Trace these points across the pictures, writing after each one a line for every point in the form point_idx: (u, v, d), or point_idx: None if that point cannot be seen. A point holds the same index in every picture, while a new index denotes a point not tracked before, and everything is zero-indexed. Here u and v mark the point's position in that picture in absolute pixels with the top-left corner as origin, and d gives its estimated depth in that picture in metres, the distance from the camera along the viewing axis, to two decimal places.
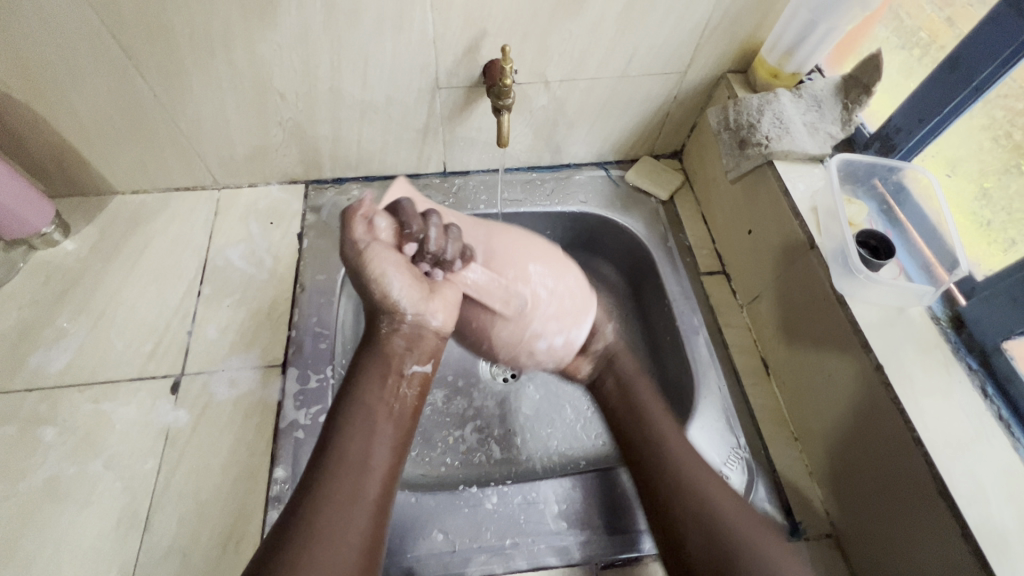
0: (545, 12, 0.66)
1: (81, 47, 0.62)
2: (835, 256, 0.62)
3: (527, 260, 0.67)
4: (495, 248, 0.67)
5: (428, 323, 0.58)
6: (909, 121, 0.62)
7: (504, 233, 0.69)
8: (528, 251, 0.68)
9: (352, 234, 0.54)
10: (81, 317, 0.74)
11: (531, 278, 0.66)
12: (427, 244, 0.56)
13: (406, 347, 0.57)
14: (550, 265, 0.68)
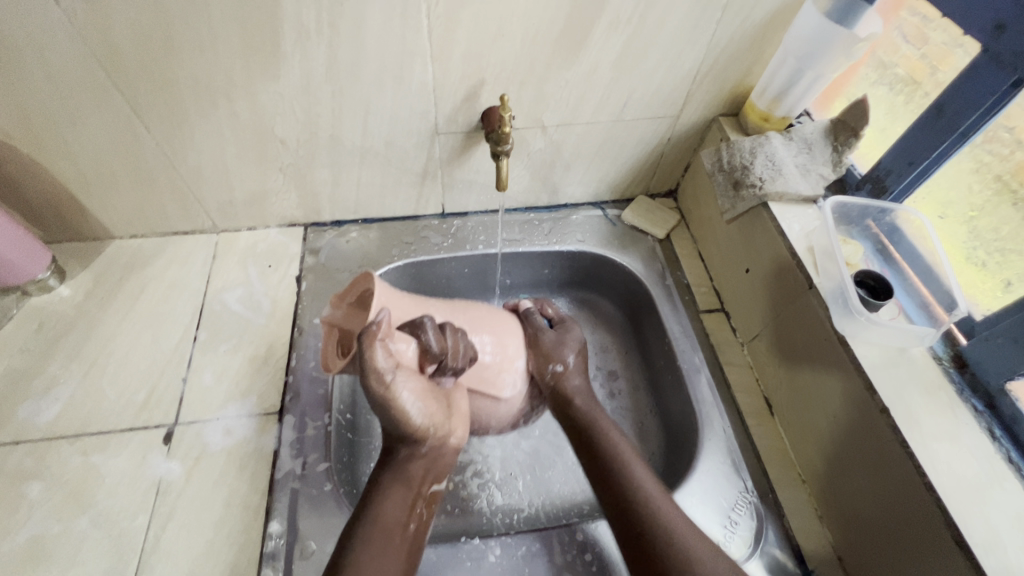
0: (541, 61, 0.68)
1: (85, 99, 0.63)
2: (834, 297, 0.62)
3: (506, 334, 0.69)
4: (475, 324, 0.66)
5: (450, 441, 0.58)
6: (898, 164, 0.63)
7: (473, 307, 0.69)
8: (503, 322, 0.70)
9: (375, 361, 0.49)
10: (73, 365, 0.73)
11: (515, 351, 0.68)
12: (447, 361, 0.56)
13: (426, 470, 0.57)
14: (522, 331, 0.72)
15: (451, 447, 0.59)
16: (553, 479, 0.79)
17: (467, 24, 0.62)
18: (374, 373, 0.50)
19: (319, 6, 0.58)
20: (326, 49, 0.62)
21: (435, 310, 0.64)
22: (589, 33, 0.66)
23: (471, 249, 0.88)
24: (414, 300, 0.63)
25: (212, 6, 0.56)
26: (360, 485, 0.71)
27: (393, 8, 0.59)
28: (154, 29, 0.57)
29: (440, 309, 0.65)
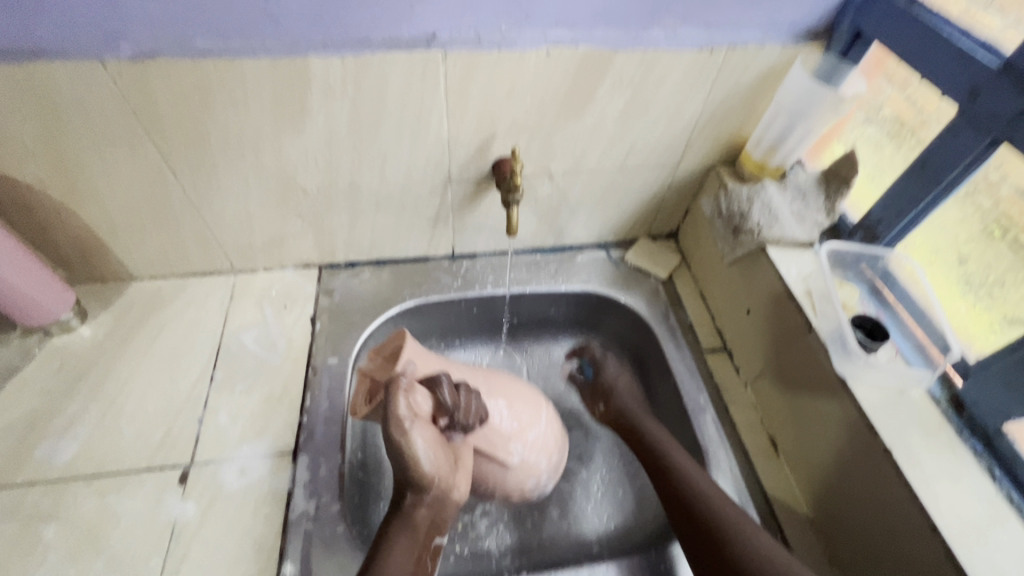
0: (550, 116, 0.73)
1: (122, 152, 0.67)
2: (834, 339, 0.65)
3: (523, 400, 0.71)
4: (495, 385, 0.70)
5: (452, 494, 0.56)
6: (888, 214, 0.67)
7: (495, 373, 0.73)
8: (523, 390, 0.73)
9: (395, 409, 0.53)
10: (92, 405, 0.74)
11: (530, 418, 0.70)
12: (458, 417, 0.59)
13: (430, 522, 0.55)
14: (537, 400, 0.74)
15: (452, 502, 0.56)
16: (562, 519, 0.80)
17: (481, 84, 0.67)
18: (393, 418, 0.53)
19: (346, 68, 0.62)
20: (349, 106, 0.66)
21: (457, 372, 0.68)
22: (595, 91, 0.71)
23: (480, 290, 0.91)
24: (438, 361, 0.67)
25: (247, 70, 0.61)
26: (371, 527, 0.73)
27: (414, 70, 0.64)
28: (192, 89, 0.62)
29: (463, 370, 0.69)
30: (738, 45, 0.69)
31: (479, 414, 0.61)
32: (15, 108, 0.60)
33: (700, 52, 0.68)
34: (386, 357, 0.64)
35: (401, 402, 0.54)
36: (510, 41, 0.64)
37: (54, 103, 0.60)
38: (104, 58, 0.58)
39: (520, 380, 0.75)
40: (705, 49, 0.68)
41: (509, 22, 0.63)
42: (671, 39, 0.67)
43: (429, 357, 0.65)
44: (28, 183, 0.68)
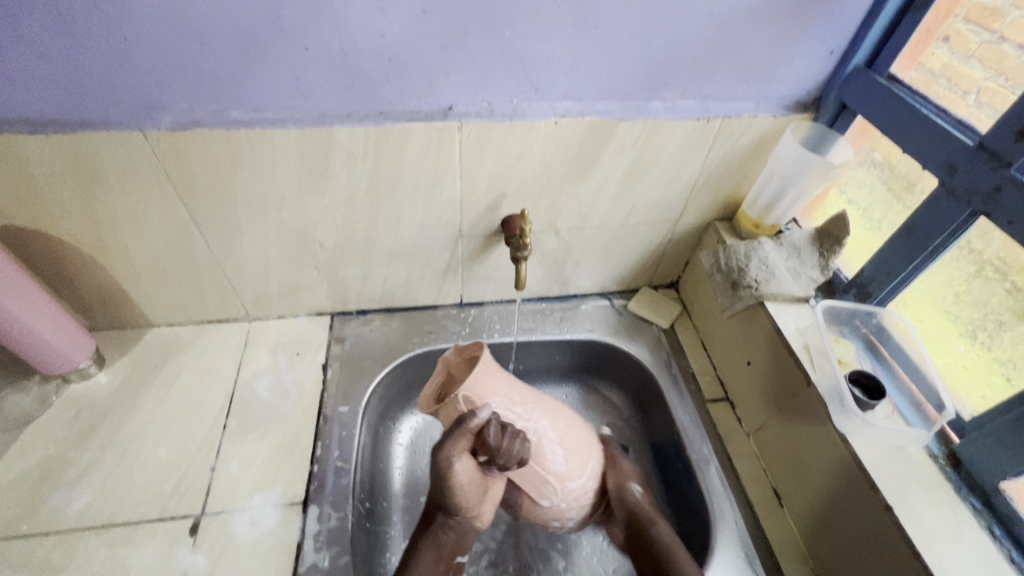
0: (556, 178, 0.77)
1: (152, 211, 0.71)
2: (831, 395, 0.67)
3: (574, 444, 0.71)
4: (550, 426, 0.70)
5: (475, 522, 0.69)
6: (879, 274, 0.71)
7: (557, 412, 0.72)
8: (576, 435, 0.72)
9: (447, 441, 0.62)
10: (106, 453, 0.75)
11: (575, 467, 0.70)
12: (498, 460, 0.63)
13: (455, 539, 0.71)
14: (586, 446, 0.74)
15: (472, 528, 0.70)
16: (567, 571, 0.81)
17: (493, 150, 0.72)
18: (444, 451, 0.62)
19: (368, 136, 0.67)
20: (369, 169, 0.71)
21: (522, 406, 0.69)
22: (599, 156, 0.75)
23: (488, 338, 0.94)
24: (507, 389, 0.70)
25: (276, 138, 0.65)
26: None
27: (430, 138, 0.68)
28: (224, 155, 0.66)
29: (526, 404, 0.70)
30: (732, 116, 0.74)
31: (521, 460, 0.64)
32: (58, 172, 0.64)
33: (698, 122, 0.73)
34: (460, 372, 0.77)
35: (449, 440, 0.62)
36: (521, 112, 0.69)
37: (94, 166, 0.65)
38: (145, 128, 0.62)
39: (580, 424, 0.75)
40: (702, 119, 0.73)
41: (520, 97, 0.68)
42: (670, 110, 0.73)
43: (500, 383, 0.70)
44: (61, 238, 0.72)
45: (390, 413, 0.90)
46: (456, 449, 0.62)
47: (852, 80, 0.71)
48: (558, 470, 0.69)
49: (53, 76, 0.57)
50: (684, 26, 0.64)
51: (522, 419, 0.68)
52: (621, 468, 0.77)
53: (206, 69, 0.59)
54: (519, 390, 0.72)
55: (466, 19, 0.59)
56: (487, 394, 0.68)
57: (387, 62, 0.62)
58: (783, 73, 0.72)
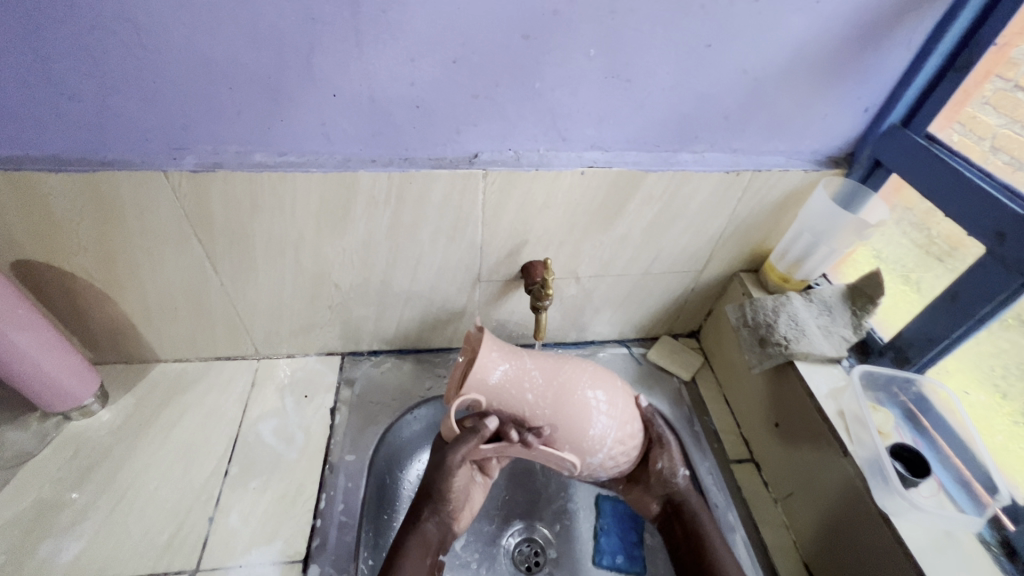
0: (580, 226, 0.75)
1: (168, 249, 0.69)
2: (871, 468, 0.63)
3: (593, 423, 0.68)
4: (564, 408, 0.66)
5: (456, 524, 0.71)
6: (919, 338, 0.67)
7: (574, 388, 0.67)
8: (597, 411, 0.68)
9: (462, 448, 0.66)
10: (102, 498, 0.72)
11: (595, 442, 0.68)
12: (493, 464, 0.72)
13: (438, 536, 0.69)
14: (610, 419, 0.69)
15: (453, 533, 0.72)
16: None
17: (518, 198, 0.70)
18: (454, 456, 0.66)
19: (391, 181, 0.66)
20: (391, 213, 0.69)
21: (530, 385, 0.66)
22: (624, 206, 0.74)
23: None
24: (517, 364, 0.66)
25: (299, 181, 0.64)
26: None
27: (454, 185, 0.67)
28: (245, 197, 0.65)
29: (537, 385, 0.66)
30: (763, 169, 0.72)
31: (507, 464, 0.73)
32: (76, 208, 0.64)
33: (727, 174, 0.72)
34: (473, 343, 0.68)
35: (465, 445, 0.66)
36: (547, 161, 0.68)
37: (113, 203, 0.64)
38: (165, 168, 0.61)
39: (606, 386, 0.70)
40: (732, 171, 0.71)
41: (547, 145, 0.67)
42: (699, 162, 0.71)
43: (509, 365, 0.66)
44: (73, 272, 0.70)
45: (397, 462, 0.86)
46: (465, 454, 0.66)
47: (887, 137, 0.70)
48: (576, 446, 0.68)
49: (79, 115, 0.57)
50: (717, 82, 0.63)
51: (531, 407, 0.67)
52: (669, 451, 0.74)
53: (232, 113, 0.59)
54: (533, 365, 0.67)
55: (497, 70, 0.59)
56: (492, 374, 0.65)
57: (415, 109, 0.61)
58: (816, 128, 0.71)
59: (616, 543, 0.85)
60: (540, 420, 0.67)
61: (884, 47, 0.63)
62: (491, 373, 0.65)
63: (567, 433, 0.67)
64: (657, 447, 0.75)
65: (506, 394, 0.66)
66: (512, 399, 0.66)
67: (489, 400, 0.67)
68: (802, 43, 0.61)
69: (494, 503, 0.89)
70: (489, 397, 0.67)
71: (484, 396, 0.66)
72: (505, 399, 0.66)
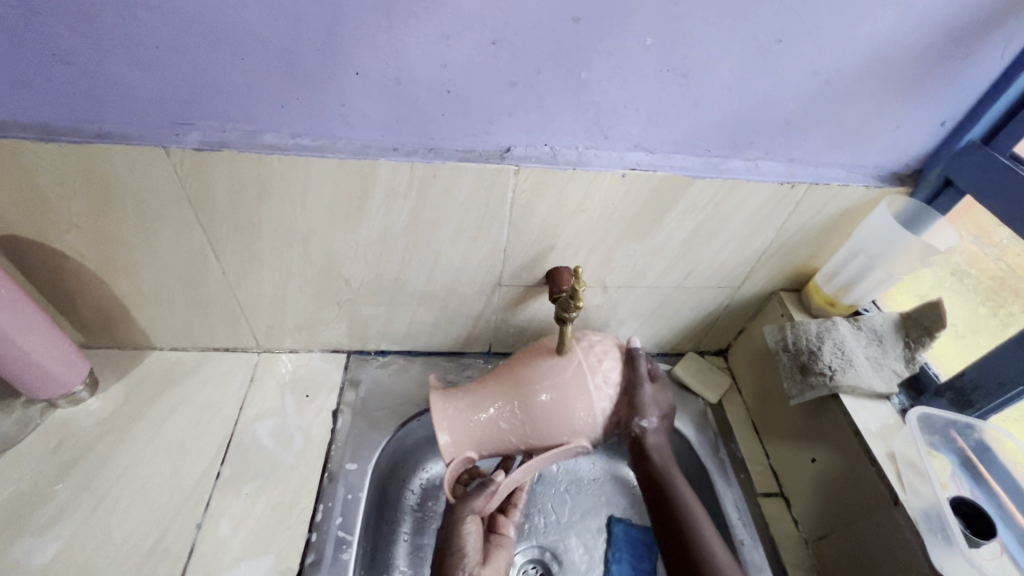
0: (614, 233, 0.69)
1: (166, 231, 0.64)
2: (928, 522, 0.59)
3: (566, 408, 0.64)
4: (537, 420, 0.65)
5: None
6: (987, 381, 0.63)
7: (531, 395, 0.65)
8: (561, 391, 0.64)
9: (472, 501, 0.69)
10: (83, 496, 0.67)
11: (586, 417, 0.65)
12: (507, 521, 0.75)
13: None
14: (582, 387, 0.65)
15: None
16: None
17: (550, 198, 0.64)
18: (467, 507, 0.69)
19: (413, 173, 0.60)
20: (410, 208, 0.63)
21: (494, 408, 0.67)
22: (665, 214, 0.67)
23: None
24: (473, 400, 0.68)
25: (312, 167, 0.58)
26: None
27: (482, 181, 0.61)
28: (251, 182, 0.59)
29: (502, 413, 0.66)
30: (821, 182, 0.66)
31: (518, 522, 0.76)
32: (67, 182, 0.58)
33: (781, 186, 0.65)
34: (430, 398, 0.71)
35: (473, 498, 0.69)
36: (586, 160, 0.61)
37: (108, 180, 0.58)
38: (167, 145, 0.56)
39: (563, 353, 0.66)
40: (787, 183, 0.65)
41: (587, 143, 0.61)
42: (752, 170, 0.64)
43: (469, 409, 0.67)
44: (63, 252, 0.65)
45: (399, 471, 0.80)
46: (478, 506, 0.69)
47: (964, 155, 0.63)
48: (572, 434, 0.65)
49: (73, 81, 0.51)
50: (782, 83, 0.57)
51: (512, 428, 0.66)
52: (638, 400, 0.69)
53: (243, 88, 0.53)
54: (489, 393, 0.68)
55: (540, 54, 0.52)
56: (448, 421, 0.67)
57: (445, 94, 0.55)
58: (884, 142, 0.64)
59: (628, 572, 0.80)
60: (534, 441, 0.67)
61: (973, 55, 0.56)
62: (454, 433, 0.67)
63: (556, 433, 0.65)
64: (627, 397, 0.69)
65: (483, 432, 0.67)
66: (495, 438, 0.67)
67: (478, 448, 0.68)
68: (884, 45, 0.54)
69: None
70: (476, 446, 0.68)
71: (473, 450, 0.68)
72: (486, 435, 0.67)
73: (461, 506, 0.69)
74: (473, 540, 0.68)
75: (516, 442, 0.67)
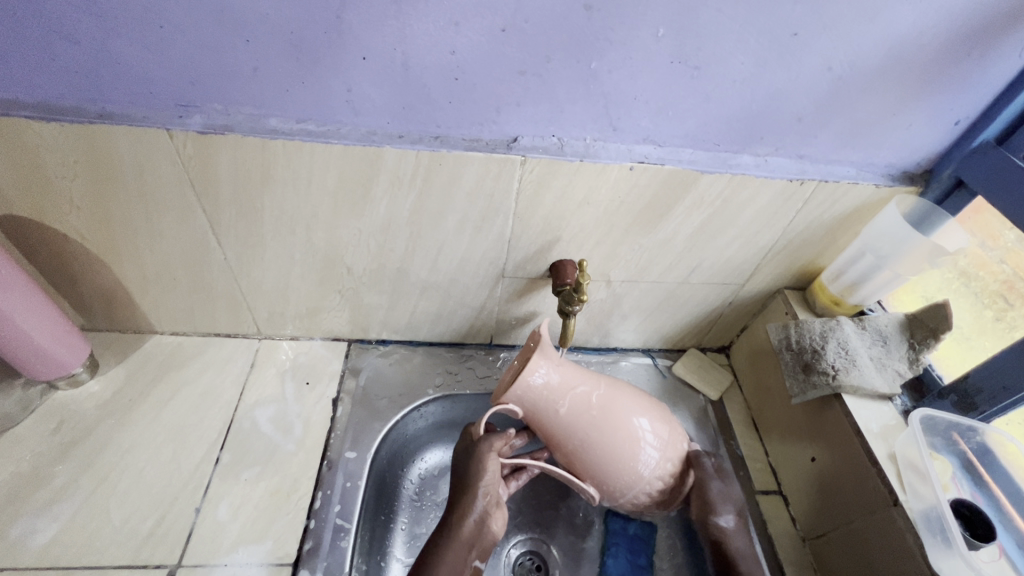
0: (620, 226, 0.68)
1: (169, 216, 0.63)
2: (926, 523, 0.59)
3: (631, 445, 0.63)
4: (604, 424, 0.63)
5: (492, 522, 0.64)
6: (990, 384, 0.63)
7: (618, 409, 0.64)
8: (636, 430, 0.64)
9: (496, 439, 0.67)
10: (83, 478, 0.68)
11: (634, 476, 0.64)
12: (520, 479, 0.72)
13: (473, 537, 0.63)
14: (653, 446, 0.65)
15: (490, 534, 0.64)
16: None
17: (556, 190, 0.63)
18: (490, 444, 0.66)
19: (419, 161, 0.59)
20: (415, 196, 0.63)
21: (574, 398, 0.62)
22: (671, 209, 0.66)
23: None
24: (567, 376, 0.63)
25: (316, 153, 0.58)
26: None
27: (489, 171, 0.60)
28: (255, 167, 0.59)
29: (582, 398, 0.62)
30: (831, 180, 0.65)
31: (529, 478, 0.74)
32: (69, 163, 0.57)
33: (790, 183, 0.64)
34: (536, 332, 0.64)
35: (497, 436, 0.68)
36: (594, 152, 0.61)
37: (110, 162, 0.57)
38: (170, 126, 0.55)
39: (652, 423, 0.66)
40: (796, 180, 0.64)
41: (595, 135, 0.60)
42: (762, 167, 0.64)
43: (564, 378, 0.62)
44: (65, 233, 0.65)
45: (398, 460, 0.81)
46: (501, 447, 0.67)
47: (977, 156, 0.63)
48: (596, 479, 0.65)
49: (76, 59, 0.50)
50: (796, 78, 0.56)
51: (573, 419, 0.62)
52: (727, 482, 0.68)
53: (248, 70, 0.52)
54: (581, 386, 0.63)
55: (551, 43, 0.51)
56: (538, 376, 0.61)
57: (453, 82, 0.54)
58: (896, 139, 0.63)
59: (623, 565, 0.79)
60: (578, 436, 0.63)
61: (990, 54, 0.55)
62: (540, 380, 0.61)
63: (605, 452, 0.63)
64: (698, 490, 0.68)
65: (544, 405, 0.62)
66: (543, 415, 0.63)
67: (529, 410, 0.63)
68: (902, 42, 0.53)
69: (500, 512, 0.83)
70: (533, 402, 0.62)
71: (521, 408, 0.63)
72: (549, 407, 0.62)
73: (484, 443, 0.67)
74: (492, 477, 0.65)
75: (563, 429, 0.63)
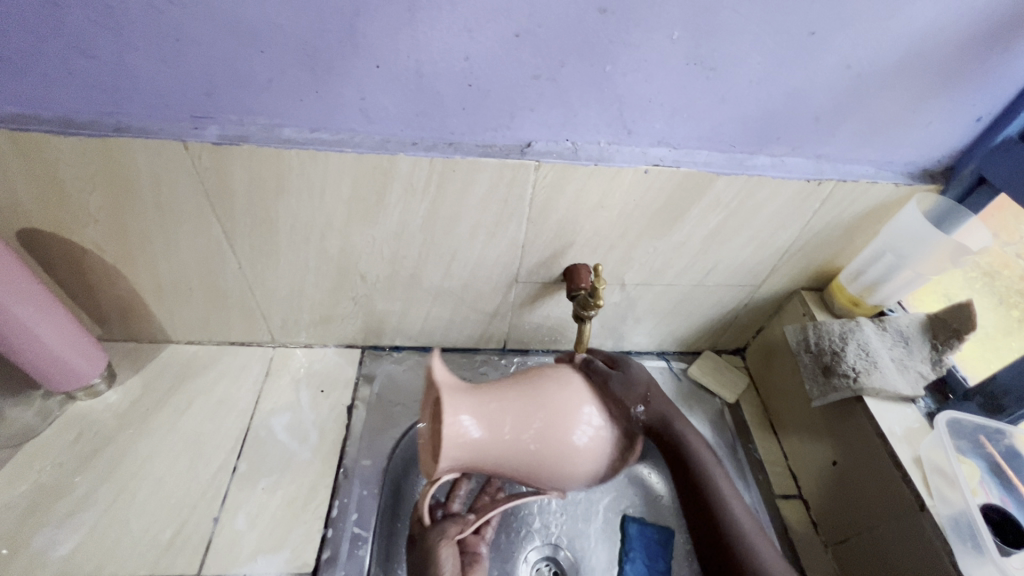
0: (635, 230, 0.68)
1: (184, 225, 0.64)
2: (958, 529, 0.58)
3: (576, 443, 0.59)
4: (549, 443, 0.58)
5: None
6: (1020, 385, 0.61)
7: (551, 420, 0.58)
8: (578, 421, 0.59)
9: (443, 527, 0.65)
10: (103, 487, 0.68)
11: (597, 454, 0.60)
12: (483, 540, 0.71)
13: None
14: (597, 431, 0.60)
15: None
16: None
17: (570, 194, 0.63)
18: (442, 533, 0.64)
19: (432, 168, 0.59)
20: (429, 203, 0.63)
21: (505, 430, 0.57)
22: (687, 211, 0.66)
23: None
24: (487, 413, 0.57)
25: (331, 161, 0.58)
26: None
27: (503, 176, 0.60)
28: (269, 177, 0.59)
29: (519, 430, 0.57)
30: (849, 179, 0.64)
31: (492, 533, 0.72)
32: (87, 176, 0.58)
33: (808, 183, 0.63)
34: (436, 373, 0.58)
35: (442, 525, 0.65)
36: (608, 156, 0.60)
37: (127, 174, 0.58)
38: (186, 138, 0.55)
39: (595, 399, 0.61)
40: (814, 180, 0.63)
41: (609, 138, 0.60)
42: (778, 167, 0.63)
43: (487, 420, 0.57)
44: (83, 245, 0.65)
45: None
46: (452, 531, 0.65)
47: (1000, 153, 0.61)
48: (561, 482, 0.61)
49: (93, 73, 0.51)
50: (813, 78, 0.55)
51: (511, 453, 0.58)
52: (613, 386, 0.62)
53: (263, 80, 0.52)
54: (506, 414, 0.57)
55: (565, 48, 0.51)
56: (454, 431, 0.55)
57: (467, 88, 0.54)
58: (916, 137, 0.62)
59: (642, 570, 0.79)
60: (528, 468, 0.59)
61: (1012, 49, 0.54)
62: (464, 435, 0.56)
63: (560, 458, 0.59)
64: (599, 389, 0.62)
65: (479, 453, 0.58)
66: (483, 461, 0.58)
67: (466, 464, 0.59)
68: (921, 38, 0.52)
69: (516, 516, 0.82)
70: (467, 455, 0.57)
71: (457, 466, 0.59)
72: (487, 454, 0.58)
73: (433, 533, 0.65)
74: (451, 565, 0.63)
75: (506, 466, 0.59)
